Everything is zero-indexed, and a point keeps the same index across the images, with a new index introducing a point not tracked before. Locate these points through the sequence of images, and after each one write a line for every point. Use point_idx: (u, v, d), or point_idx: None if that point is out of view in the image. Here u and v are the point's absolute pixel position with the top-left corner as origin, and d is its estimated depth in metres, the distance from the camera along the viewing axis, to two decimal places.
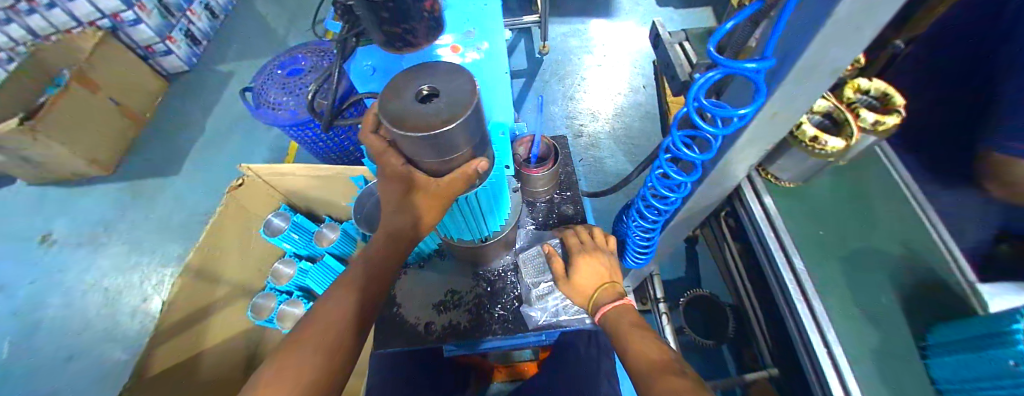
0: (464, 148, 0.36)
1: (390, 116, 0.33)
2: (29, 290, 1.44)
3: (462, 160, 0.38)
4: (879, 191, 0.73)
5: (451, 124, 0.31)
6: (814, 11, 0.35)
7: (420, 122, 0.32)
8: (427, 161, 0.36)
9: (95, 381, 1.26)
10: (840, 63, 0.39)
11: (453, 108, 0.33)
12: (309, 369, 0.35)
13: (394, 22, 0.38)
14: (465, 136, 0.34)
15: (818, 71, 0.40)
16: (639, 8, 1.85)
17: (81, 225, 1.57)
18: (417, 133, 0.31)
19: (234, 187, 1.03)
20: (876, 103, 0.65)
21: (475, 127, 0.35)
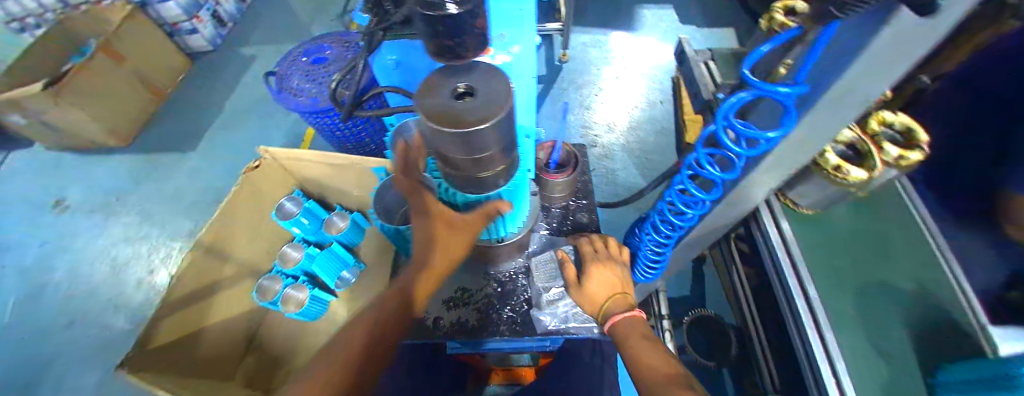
0: (494, 149, 0.37)
1: (427, 110, 0.34)
2: (40, 253, 1.46)
3: (492, 160, 0.38)
4: (897, 226, 0.73)
5: (487, 124, 0.31)
6: (851, 39, 0.36)
7: (462, 120, 0.32)
8: (457, 157, 0.37)
9: (94, 348, 1.26)
10: (872, 93, 0.39)
11: (489, 109, 0.33)
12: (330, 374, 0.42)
13: (448, 35, 0.35)
14: (495, 137, 0.35)
15: (849, 100, 0.40)
16: (661, 25, 1.87)
17: (95, 193, 1.60)
18: (452, 129, 0.31)
19: (250, 169, 1.04)
20: (900, 139, 0.65)
21: (506, 129, 0.36)
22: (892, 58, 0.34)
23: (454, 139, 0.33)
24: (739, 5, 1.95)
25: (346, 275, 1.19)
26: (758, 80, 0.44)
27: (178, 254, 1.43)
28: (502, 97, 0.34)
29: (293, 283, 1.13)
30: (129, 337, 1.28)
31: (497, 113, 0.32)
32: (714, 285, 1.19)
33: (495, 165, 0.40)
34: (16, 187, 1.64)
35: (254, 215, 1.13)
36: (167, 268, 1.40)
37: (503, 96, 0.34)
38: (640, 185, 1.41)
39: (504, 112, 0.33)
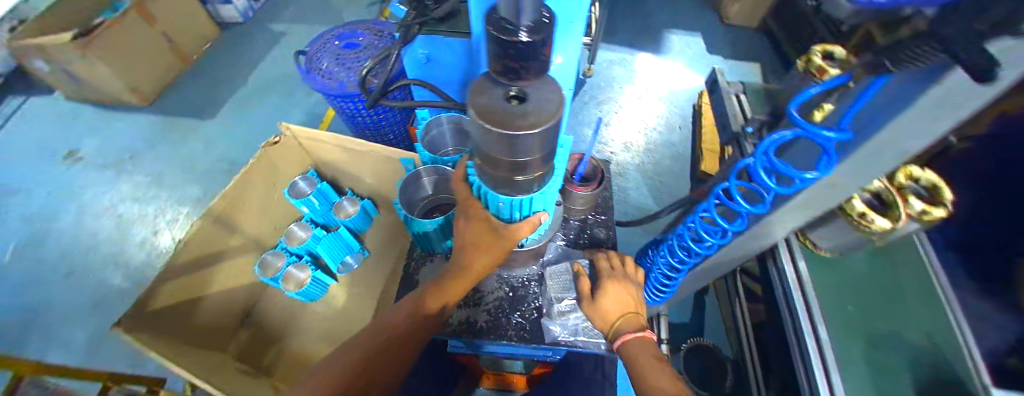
0: (536, 153, 0.37)
1: (479, 106, 0.34)
2: (47, 201, 1.47)
3: (533, 164, 0.39)
4: (911, 281, 0.74)
5: (535, 130, 0.32)
6: (906, 93, 0.36)
7: (512, 120, 0.32)
8: (497, 156, 0.37)
9: (88, 302, 1.26)
10: (912, 147, 0.40)
11: (538, 115, 0.33)
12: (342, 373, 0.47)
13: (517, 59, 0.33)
14: (539, 144, 0.35)
15: (890, 150, 0.41)
16: (687, 51, 1.90)
17: (110, 148, 1.61)
18: (501, 129, 0.32)
19: (270, 144, 1.04)
20: (926, 193, 0.66)
21: (551, 136, 0.36)
22: (941, 113, 0.35)
23: (499, 138, 0.33)
24: (766, 41, 1.97)
25: (349, 260, 1.21)
26: (802, 122, 0.45)
27: (184, 219, 1.43)
28: (552, 104, 0.34)
29: (297, 262, 1.13)
30: (125, 295, 1.27)
31: (546, 119, 0.33)
32: (714, 314, 1.19)
33: (531, 170, 0.40)
34: (32, 133, 1.65)
35: (268, 189, 1.13)
36: (171, 232, 1.40)
37: (552, 104, 0.34)
38: (651, 207, 1.41)
39: (554, 118, 0.33)
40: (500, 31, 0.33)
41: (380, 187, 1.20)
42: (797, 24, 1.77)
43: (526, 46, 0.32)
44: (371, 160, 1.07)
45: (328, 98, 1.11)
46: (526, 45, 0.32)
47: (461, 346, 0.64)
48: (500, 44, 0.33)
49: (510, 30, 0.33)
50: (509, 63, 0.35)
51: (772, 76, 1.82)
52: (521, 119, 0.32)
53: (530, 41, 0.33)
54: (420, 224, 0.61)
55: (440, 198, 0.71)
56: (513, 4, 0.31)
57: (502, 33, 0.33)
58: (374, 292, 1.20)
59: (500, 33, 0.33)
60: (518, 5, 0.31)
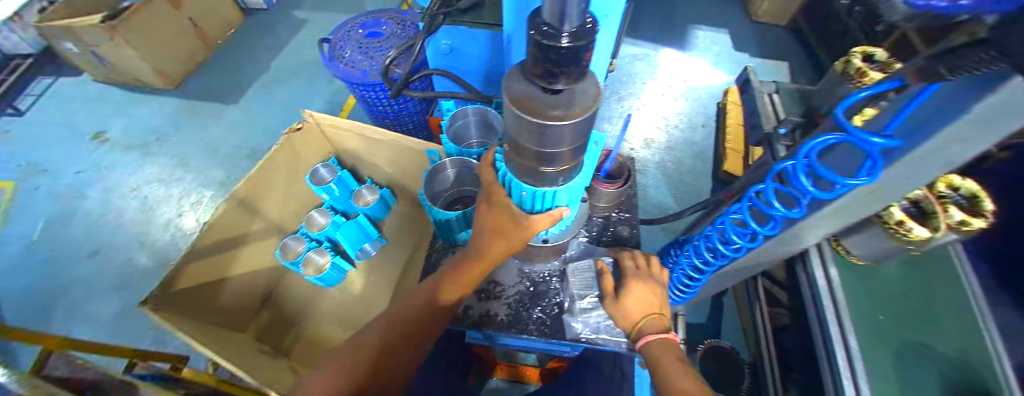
0: (566, 147, 0.36)
1: (514, 93, 0.34)
2: (77, 181, 1.52)
3: (563, 156, 0.38)
4: (946, 296, 0.72)
5: (564, 121, 0.31)
6: (962, 102, 0.33)
7: (544, 110, 0.32)
8: (527, 146, 0.36)
9: (116, 279, 1.30)
10: (957, 157, 0.38)
11: (572, 107, 0.32)
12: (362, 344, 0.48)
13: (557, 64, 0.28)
14: (569, 136, 0.34)
15: (939, 157, 0.39)
16: (713, 48, 1.84)
17: (137, 130, 1.66)
18: (533, 117, 0.32)
19: (292, 130, 1.06)
20: (966, 204, 0.63)
21: (583, 130, 0.35)
22: (998, 122, 0.33)
23: (530, 127, 0.33)
24: (795, 39, 1.90)
25: (368, 248, 1.22)
26: (849, 126, 0.43)
27: (207, 203, 1.47)
28: (588, 98, 0.33)
29: (316, 247, 1.15)
30: (150, 274, 1.32)
31: (578, 111, 0.32)
32: (732, 316, 1.19)
33: (560, 164, 0.39)
34: (63, 114, 1.70)
35: (289, 176, 1.15)
36: (194, 214, 1.44)
37: (588, 97, 0.33)
38: (670, 206, 1.39)
39: (588, 111, 0.32)
40: (540, 36, 0.27)
41: (399, 177, 1.21)
42: (830, 23, 1.71)
43: (567, 54, 0.27)
44: (391, 149, 1.07)
45: (351, 86, 1.12)
46: (567, 52, 0.27)
47: (480, 338, 0.64)
48: (539, 49, 0.28)
49: (551, 34, 0.27)
50: (548, 68, 0.29)
51: (800, 76, 1.76)
52: (552, 108, 0.32)
53: (573, 48, 0.27)
54: (441, 214, 0.60)
55: (463, 190, 0.72)
56: (558, 8, 0.25)
57: (542, 38, 0.27)
58: (391, 280, 1.22)
59: (540, 38, 0.27)
60: (563, 10, 0.25)
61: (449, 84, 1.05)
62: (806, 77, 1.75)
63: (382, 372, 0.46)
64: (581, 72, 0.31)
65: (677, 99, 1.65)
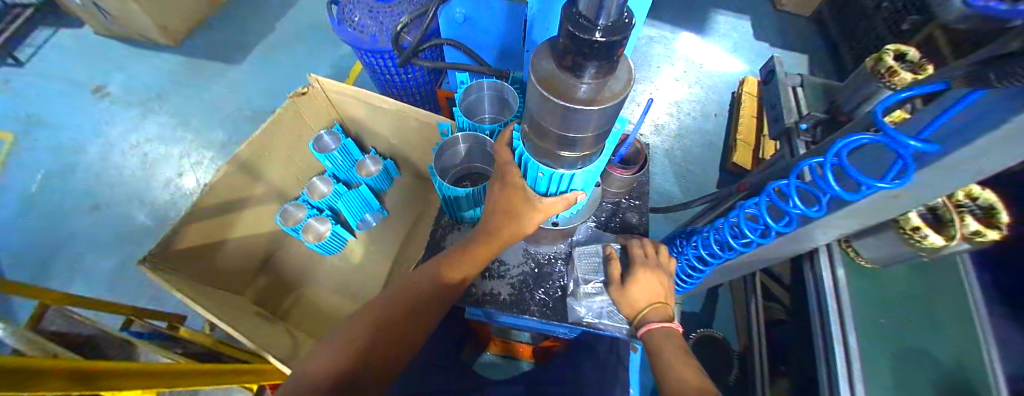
0: (590, 132, 0.34)
1: (541, 72, 0.31)
2: (76, 134, 1.49)
3: (586, 141, 0.36)
4: (947, 301, 0.72)
5: (592, 106, 0.29)
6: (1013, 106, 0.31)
7: (574, 90, 0.30)
8: (549, 127, 0.34)
9: (114, 236, 1.30)
10: (989, 167, 0.37)
11: (600, 91, 0.30)
12: (372, 317, 0.47)
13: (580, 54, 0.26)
14: (595, 122, 0.32)
15: (965, 168, 0.37)
16: (732, 35, 1.78)
17: (137, 87, 1.62)
18: (560, 100, 0.29)
19: (297, 94, 1.02)
20: (980, 214, 0.62)
21: (610, 115, 0.32)
22: None
23: (554, 109, 0.31)
24: (818, 33, 1.83)
25: (369, 218, 1.23)
26: (886, 126, 0.41)
27: (208, 164, 1.45)
28: (619, 83, 0.31)
29: (316, 215, 1.14)
30: (150, 232, 1.31)
31: (608, 97, 0.30)
32: (727, 308, 1.20)
33: (580, 149, 0.38)
34: (62, 65, 1.66)
35: (292, 142, 1.12)
36: (195, 175, 1.42)
37: (619, 82, 0.31)
38: (675, 195, 1.38)
39: (619, 97, 0.30)
40: (573, 26, 0.25)
41: (403, 148, 1.19)
42: (856, 17, 1.64)
43: (600, 49, 0.25)
44: (398, 120, 1.04)
45: (358, 52, 1.09)
46: (601, 46, 0.25)
47: (479, 315, 0.63)
48: (571, 41, 0.26)
49: (586, 26, 0.25)
50: (578, 59, 0.27)
51: (820, 72, 1.70)
52: (579, 91, 0.30)
53: (608, 43, 0.24)
54: (454, 190, 0.58)
55: (472, 167, 0.70)
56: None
57: (575, 29, 0.25)
58: (390, 251, 1.22)
59: (573, 30, 0.25)
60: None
61: (460, 56, 1.02)
62: (825, 73, 1.70)
63: (385, 353, 0.45)
64: (612, 64, 0.28)
65: (692, 86, 1.61)
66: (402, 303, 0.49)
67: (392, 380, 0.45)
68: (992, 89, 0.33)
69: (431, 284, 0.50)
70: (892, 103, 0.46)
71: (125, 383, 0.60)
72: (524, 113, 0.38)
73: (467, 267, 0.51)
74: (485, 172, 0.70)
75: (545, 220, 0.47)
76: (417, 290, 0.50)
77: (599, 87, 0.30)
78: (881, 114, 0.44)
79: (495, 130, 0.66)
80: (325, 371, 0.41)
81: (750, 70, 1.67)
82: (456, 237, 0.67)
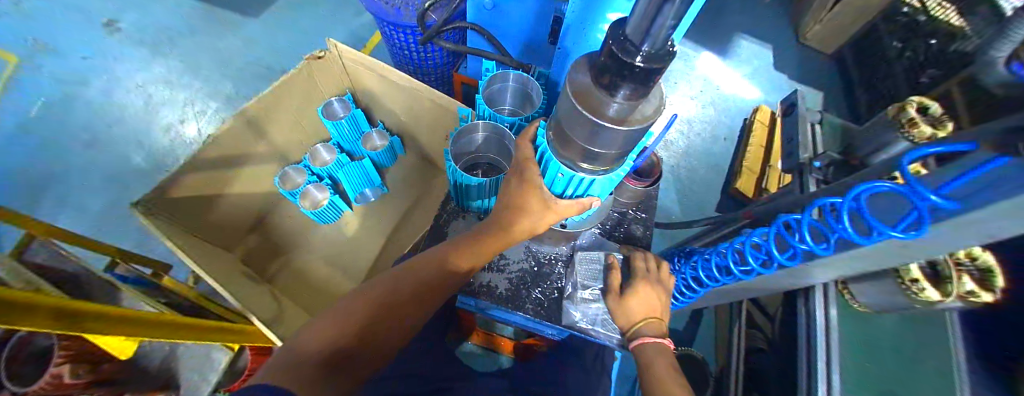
0: (614, 150, 0.34)
1: (577, 85, 0.30)
2: (82, 67, 1.46)
3: (608, 156, 0.36)
4: (932, 356, 0.74)
5: (620, 127, 0.29)
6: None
7: (604, 107, 0.29)
8: (575, 138, 0.34)
9: (108, 176, 1.27)
10: (998, 232, 0.37)
11: (631, 113, 0.30)
12: (371, 297, 0.47)
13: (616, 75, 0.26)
14: (620, 141, 0.32)
15: (976, 229, 0.38)
16: (753, 62, 1.78)
17: (149, 26, 1.58)
18: (591, 116, 0.29)
19: (313, 57, 0.99)
20: (977, 274, 0.63)
21: (638, 136, 0.32)
22: None
23: (585, 124, 0.31)
24: (837, 71, 1.84)
25: (368, 193, 1.21)
26: (909, 176, 0.40)
27: (212, 115, 1.42)
28: (650, 106, 0.30)
29: (316, 182, 1.12)
30: (145, 176, 1.29)
31: (638, 119, 0.29)
32: (709, 328, 1.21)
33: (600, 163, 0.38)
34: None
35: (300, 107, 1.10)
36: (197, 124, 1.40)
37: (651, 105, 0.30)
38: (674, 213, 1.38)
39: (648, 121, 0.29)
40: (615, 45, 0.24)
41: (412, 127, 1.17)
42: (875, 61, 1.65)
43: (638, 74, 0.24)
44: (410, 98, 1.02)
45: (381, 23, 1.07)
46: (639, 72, 0.24)
47: (471, 306, 0.63)
48: (611, 60, 0.25)
49: (628, 48, 0.24)
50: (614, 79, 0.26)
51: (833, 110, 1.71)
52: (610, 109, 0.29)
53: (647, 69, 0.24)
54: (468, 178, 0.58)
55: (481, 157, 0.70)
56: (645, 20, 0.21)
57: (617, 49, 0.24)
58: (386, 227, 1.22)
59: (615, 50, 0.24)
60: (648, 25, 0.21)
61: (483, 43, 1.01)
62: (838, 112, 1.70)
63: (380, 333, 0.45)
64: (649, 88, 0.27)
65: (705, 106, 1.61)
66: (403, 286, 0.49)
67: (384, 362, 0.47)
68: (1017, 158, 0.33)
69: (433, 271, 0.50)
70: (920, 156, 0.46)
71: (107, 327, 0.61)
72: (551, 117, 0.38)
73: (471, 259, 0.51)
74: (494, 164, 0.71)
75: (555, 222, 0.47)
76: (419, 275, 0.50)
77: (631, 110, 0.29)
78: (908, 164, 0.44)
79: (516, 124, 0.67)
80: (320, 342, 0.42)
81: (764, 98, 1.67)
82: (459, 226, 0.66)
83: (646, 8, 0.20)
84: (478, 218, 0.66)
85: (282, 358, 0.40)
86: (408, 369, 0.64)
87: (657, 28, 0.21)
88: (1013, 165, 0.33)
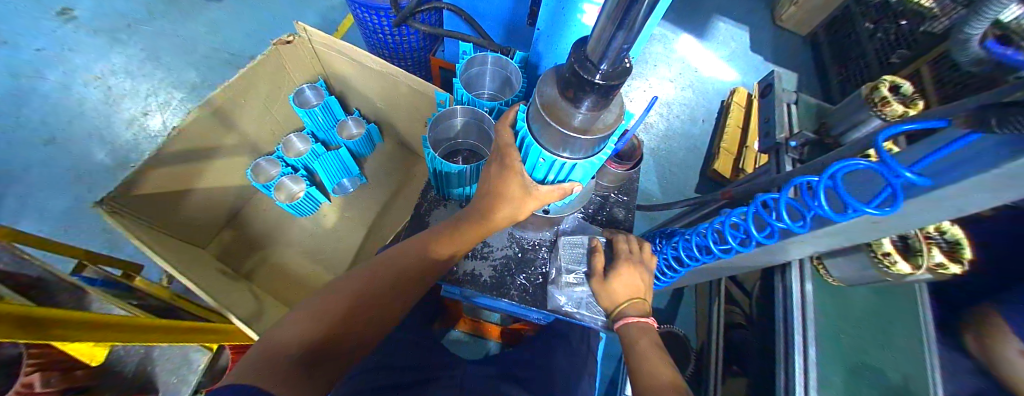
0: (578, 153, 0.38)
1: (546, 97, 0.33)
2: (35, 58, 1.35)
3: (577, 155, 0.39)
4: (903, 326, 0.78)
5: (584, 136, 0.33)
6: (993, 154, 0.33)
7: (571, 119, 0.32)
8: (546, 140, 0.37)
9: (68, 174, 1.19)
10: (963, 209, 0.39)
11: (594, 123, 0.33)
12: (349, 290, 0.46)
13: (581, 87, 0.28)
14: (586, 146, 0.36)
15: (944, 205, 0.39)
16: (730, 44, 1.79)
17: (105, 13, 1.48)
18: (559, 127, 0.32)
19: (281, 42, 0.94)
20: (946, 247, 0.66)
21: (602, 140, 0.36)
22: (1022, 182, 0.33)
23: (554, 132, 0.34)
24: (811, 52, 1.87)
25: (346, 183, 1.17)
26: (883, 154, 0.41)
27: (177, 106, 1.35)
28: (612, 115, 0.34)
29: (290, 174, 1.08)
30: (109, 173, 1.22)
31: (600, 128, 0.33)
32: (689, 307, 1.25)
33: (573, 156, 0.39)
34: None
35: (271, 95, 1.05)
36: (163, 116, 1.32)
37: (612, 114, 0.34)
38: (655, 195, 1.40)
39: (609, 130, 0.33)
40: (578, 64, 0.28)
41: (389, 114, 1.14)
42: (847, 43, 1.69)
43: (598, 89, 0.27)
44: (386, 84, 0.98)
45: (352, 5, 1.03)
46: (600, 87, 0.27)
47: (456, 294, 0.62)
48: (574, 77, 0.28)
49: (589, 67, 0.27)
50: (577, 93, 0.29)
51: (808, 91, 1.74)
52: (576, 120, 0.32)
53: (607, 85, 0.27)
54: (448, 166, 0.56)
55: (464, 144, 0.69)
56: (602, 43, 0.25)
57: (579, 68, 0.28)
58: (366, 219, 1.19)
59: (577, 68, 0.28)
60: (606, 49, 0.25)
61: (460, 26, 0.99)
62: (814, 92, 1.74)
63: (358, 326, 0.44)
64: (608, 101, 0.31)
65: (684, 89, 1.62)
66: (382, 278, 0.48)
67: (368, 352, 0.46)
68: (982, 134, 0.34)
69: (414, 261, 0.50)
70: (894, 133, 0.47)
71: (78, 335, 0.59)
72: (528, 107, 0.38)
73: (452, 247, 0.51)
74: (475, 151, 0.69)
75: (536, 208, 0.47)
76: (400, 265, 0.49)
77: (596, 120, 0.33)
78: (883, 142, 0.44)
79: (495, 108, 0.64)
80: (296, 339, 0.40)
81: (742, 80, 1.69)
82: (441, 213, 0.65)
83: (603, 33, 0.24)
84: (459, 205, 0.65)
85: (257, 354, 0.39)
86: (394, 360, 0.62)
87: (614, 50, 0.25)
88: (988, 146, 0.34)
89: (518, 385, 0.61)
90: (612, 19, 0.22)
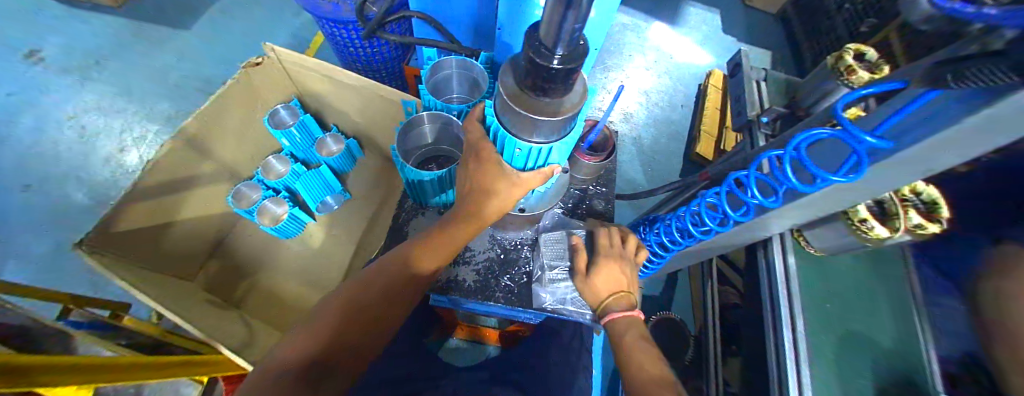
0: (552, 137, 0.37)
1: (508, 89, 0.33)
2: (5, 103, 1.33)
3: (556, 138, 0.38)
4: (890, 294, 0.79)
5: (555, 117, 0.32)
6: (951, 110, 0.34)
7: (537, 104, 0.32)
8: (518, 127, 0.36)
9: (47, 218, 1.17)
10: (933, 168, 0.39)
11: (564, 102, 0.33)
12: (341, 306, 0.45)
13: (541, 73, 0.28)
14: (557, 129, 0.35)
15: (909, 167, 0.40)
16: (702, 27, 1.81)
17: (72, 51, 1.45)
18: (528, 113, 0.32)
19: (250, 64, 0.92)
20: (923, 208, 0.66)
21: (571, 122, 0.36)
22: (983, 135, 0.33)
23: (525, 120, 0.34)
24: (781, 30, 1.90)
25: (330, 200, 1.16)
26: (844, 121, 0.43)
27: (153, 139, 1.33)
28: (577, 95, 0.33)
29: (272, 197, 1.07)
30: (90, 213, 1.19)
31: (569, 107, 0.33)
32: (684, 292, 1.25)
33: (551, 138, 0.38)
34: None
35: (246, 118, 1.04)
36: (139, 151, 1.30)
37: (577, 93, 0.34)
38: (641, 183, 1.40)
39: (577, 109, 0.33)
40: (533, 52, 0.27)
41: (367, 128, 1.13)
42: (816, 16, 1.72)
43: (558, 73, 0.27)
44: (360, 97, 0.97)
45: (319, 21, 1.02)
46: (558, 72, 0.27)
47: (445, 302, 0.62)
48: (530, 65, 0.28)
49: (544, 53, 0.27)
50: (539, 81, 0.29)
51: (782, 67, 1.77)
52: (543, 104, 0.32)
53: (564, 69, 0.27)
54: (419, 174, 0.55)
55: (439, 150, 0.69)
56: (553, 27, 0.25)
57: (535, 54, 0.27)
58: (353, 236, 1.18)
59: (533, 55, 0.27)
60: (558, 31, 0.25)
61: (430, 33, 0.99)
62: (787, 68, 1.77)
63: (351, 344, 0.43)
64: (571, 83, 0.31)
65: (661, 76, 1.63)
66: (372, 291, 0.47)
67: (364, 370, 0.45)
68: (940, 90, 0.35)
69: (403, 272, 0.49)
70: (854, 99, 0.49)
71: (64, 379, 0.57)
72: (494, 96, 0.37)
73: (438, 255, 0.51)
74: (450, 156, 0.69)
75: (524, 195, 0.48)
76: (387, 277, 0.48)
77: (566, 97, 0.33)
78: (842, 110, 0.46)
79: (464, 111, 0.65)
80: (293, 360, 0.40)
81: (716, 62, 1.71)
82: (422, 221, 0.65)
83: (553, 16, 0.24)
84: (439, 212, 0.65)
85: (255, 381, 0.38)
86: (385, 373, 0.62)
87: (567, 33, 0.25)
88: (947, 101, 0.34)
89: (511, 386, 0.61)
90: (558, 1, 0.22)
